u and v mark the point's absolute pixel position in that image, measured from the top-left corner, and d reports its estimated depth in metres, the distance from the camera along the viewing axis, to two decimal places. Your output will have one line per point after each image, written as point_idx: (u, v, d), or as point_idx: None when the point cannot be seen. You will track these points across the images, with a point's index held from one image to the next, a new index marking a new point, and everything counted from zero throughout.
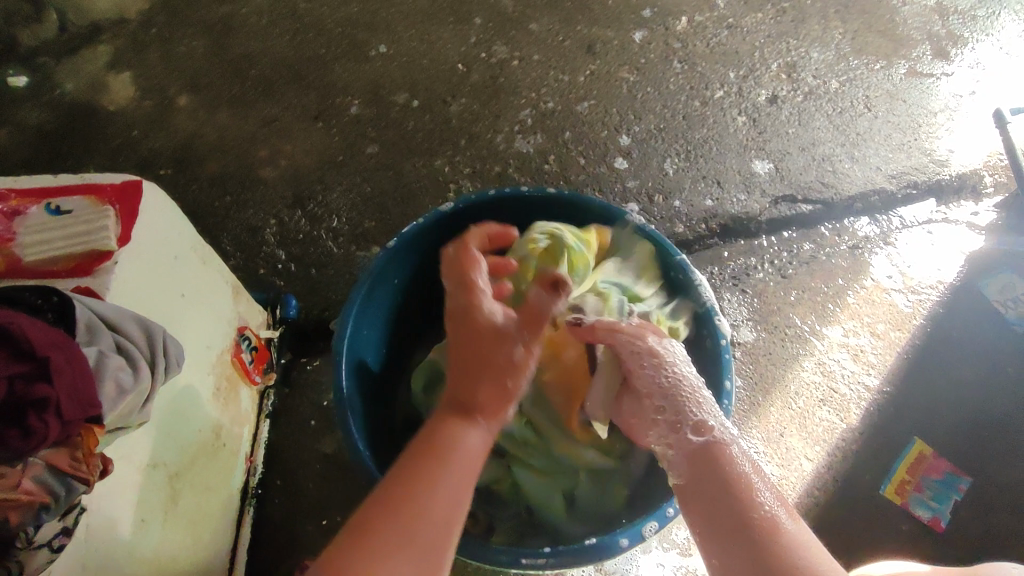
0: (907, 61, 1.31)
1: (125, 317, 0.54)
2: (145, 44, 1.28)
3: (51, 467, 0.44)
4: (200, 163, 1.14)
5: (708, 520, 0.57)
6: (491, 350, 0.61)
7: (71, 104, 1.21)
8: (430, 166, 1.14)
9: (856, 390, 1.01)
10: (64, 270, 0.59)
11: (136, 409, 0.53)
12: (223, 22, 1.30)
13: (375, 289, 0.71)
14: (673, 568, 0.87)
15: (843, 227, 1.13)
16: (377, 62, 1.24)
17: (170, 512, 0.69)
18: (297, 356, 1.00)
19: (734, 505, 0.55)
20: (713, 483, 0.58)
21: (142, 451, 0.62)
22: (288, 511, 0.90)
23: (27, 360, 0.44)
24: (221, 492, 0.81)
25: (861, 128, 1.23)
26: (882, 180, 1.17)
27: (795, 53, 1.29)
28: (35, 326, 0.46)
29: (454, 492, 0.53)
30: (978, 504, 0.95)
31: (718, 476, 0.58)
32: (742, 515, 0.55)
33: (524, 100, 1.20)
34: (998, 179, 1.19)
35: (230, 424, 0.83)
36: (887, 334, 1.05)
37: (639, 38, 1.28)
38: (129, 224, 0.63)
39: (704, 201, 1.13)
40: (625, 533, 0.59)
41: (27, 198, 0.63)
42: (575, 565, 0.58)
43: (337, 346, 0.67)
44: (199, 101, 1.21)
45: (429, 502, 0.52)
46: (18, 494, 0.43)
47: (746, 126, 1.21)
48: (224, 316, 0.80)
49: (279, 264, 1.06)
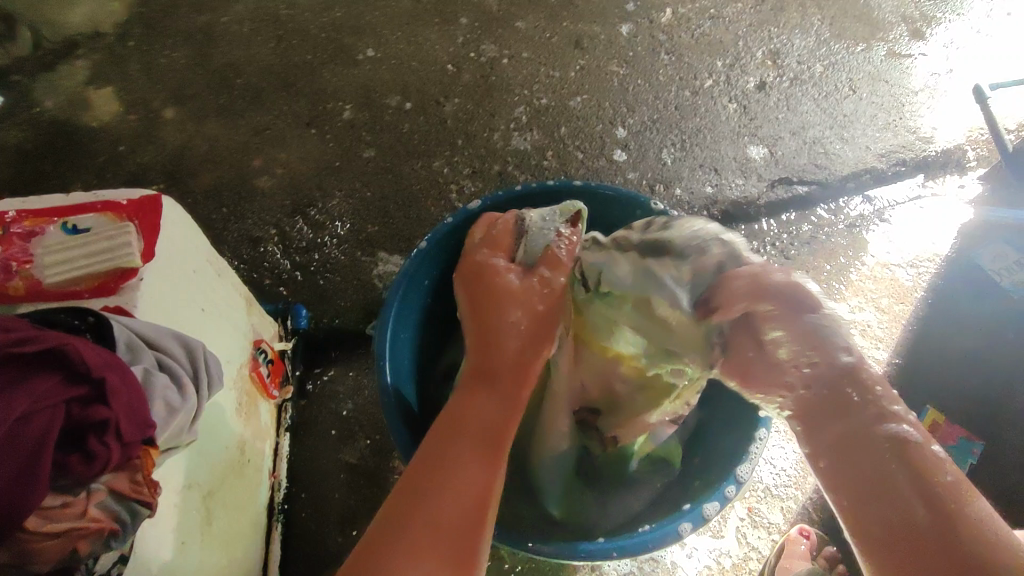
0: (885, 44, 1.34)
1: (165, 336, 0.54)
2: (124, 58, 1.24)
3: (115, 491, 0.45)
4: (192, 177, 1.12)
5: (884, 512, 0.48)
6: (490, 305, 0.59)
7: (50, 122, 1.17)
8: (429, 168, 1.13)
9: (866, 364, 1.03)
10: (87, 291, 0.57)
11: (186, 428, 0.52)
12: (204, 32, 1.26)
13: (410, 291, 0.71)
14: (708, 551, 0.88)
15: (838, 207, 1.16)
16: (366, 65, 1.22)
17: (205, 534, 0.66)
18: (311, 367, 0.98)
19: (915, 485, 0.47)
20: (900, 475, 0.48)
21: (177, 474, 0.60)
22: (316, 526, 0.89)
23: (83, 382, 0.44)
24: (249, 510, 0.79)
25: (847, 110, 1.25)
26: (872, 159, 1.20)
27: (778, 40, 1.32)
28: (89, 347, 0.45)
29: (446, 484, 0.48)
30: (992, 467, 0.97)
31: (890, 497, 0.48)
32: (924, 503, 0.46)
33: (518, 97, 1.20)
34: (979, 153, 1.23)
35: (253, 440, 0.81)
36: (891, 307, 1.08)
37: (625, 32, 1.29)
38: (152, 239, 0.60)
39: (703, 188, 1.15)
40: (687, 518, 0.59)
41: (40, 217, 0.60)
42: (640, 553, 0.58)
43: (379, 350, 0.66)
44: (186, 113, 1.18)
45: (439, 467, 0.49)
46: (87, 522, 0.43)
47: (738, 113, 1.23)
48: (241, 330, 0.78)
49: (285, 275, 1.04)
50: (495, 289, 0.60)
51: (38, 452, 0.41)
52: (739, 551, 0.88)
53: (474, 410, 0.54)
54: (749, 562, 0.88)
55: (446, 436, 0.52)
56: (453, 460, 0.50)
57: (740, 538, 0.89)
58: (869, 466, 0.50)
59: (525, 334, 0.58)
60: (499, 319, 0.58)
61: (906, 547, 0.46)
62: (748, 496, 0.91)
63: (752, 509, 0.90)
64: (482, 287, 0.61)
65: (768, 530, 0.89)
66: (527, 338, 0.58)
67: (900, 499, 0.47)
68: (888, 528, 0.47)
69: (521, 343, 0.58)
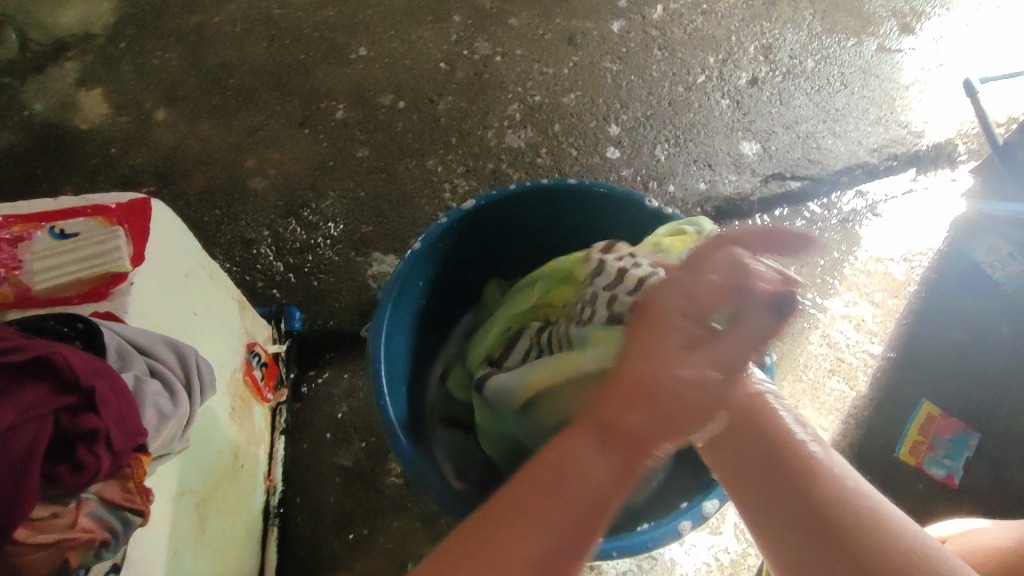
0: (877, 38, 1.34)
1: (155, 341, 0.53)
2: (113, 58, 1.23)
3: (105, 501, 0.44)
4: (184, 178, 1.11)
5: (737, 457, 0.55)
6: (633, 365, 0.49)
7: (39, 124, 1.16)
8: (422, 167, 1.12)
9: (862, 358, 1.03)
10: (76, 296, 0.57)
11: (178, 435, 0.52)
12: (194, 32, 1.25)
13: (404, 292, 0.70)
14: (706, 548, 0.88)
15: (831, 201, 1.16)
16: (358, 64, 1.21)
17: (199, 540, 0.66)
18: (305, 369, 0.97)
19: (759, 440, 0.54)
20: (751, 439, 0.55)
21: (170, 481, 0.59)
22: (312, 530, 0.88)
23: (71, 391, 0.43)
24: (244, 515, 0.79)
25: (840, 105, 1.26)
26: (865, 153, 1.20)
27: (770, 35, 1.31)
28: (77, 355, 0.45)
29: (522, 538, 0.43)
30: (987, 460, 0.98)
31: (759, 449, 0.54)
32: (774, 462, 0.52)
33: (510, 95, 1.19)
34: (970, 146, 1.23)
35: (247, 444, 0.80)
36: (886, 301, 1.08)
37: (618, 28, 1.29)
38: (141, 244, 0.60)
39: (697, 184, 1.14)
40: (686, 516, 0.59)
41: (28, 222, 0.59)
42: (639, 552, 0.58)
43: (374, 352, 0.66)
44: (177, 114, 1.17)
45: (514, 496, 0.45)
46: (78, 533, 0.43)
47: (731, 109, 1.22)
48: (233, 334, 0.77)
49: (278, 277, 1.03)
50: (660, 347, 0.50)
51: (25, 463, 0.40)
52: (737, 547, 0.88)
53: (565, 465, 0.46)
54: (748, 558, 0.88)
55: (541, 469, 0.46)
56: (532, 505, 0.44)
57: (738, 534, 0.89)
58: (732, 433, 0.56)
59: (656, 409, 0.48)
60: (643, 377, 0.49)
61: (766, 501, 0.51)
62: None
63: None
64: (644, 328, 0.52)
65: None
66: (656, 411, 0.48)
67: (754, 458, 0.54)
68: (747, 487, 0.53)
69: (660, 415, 0.48)
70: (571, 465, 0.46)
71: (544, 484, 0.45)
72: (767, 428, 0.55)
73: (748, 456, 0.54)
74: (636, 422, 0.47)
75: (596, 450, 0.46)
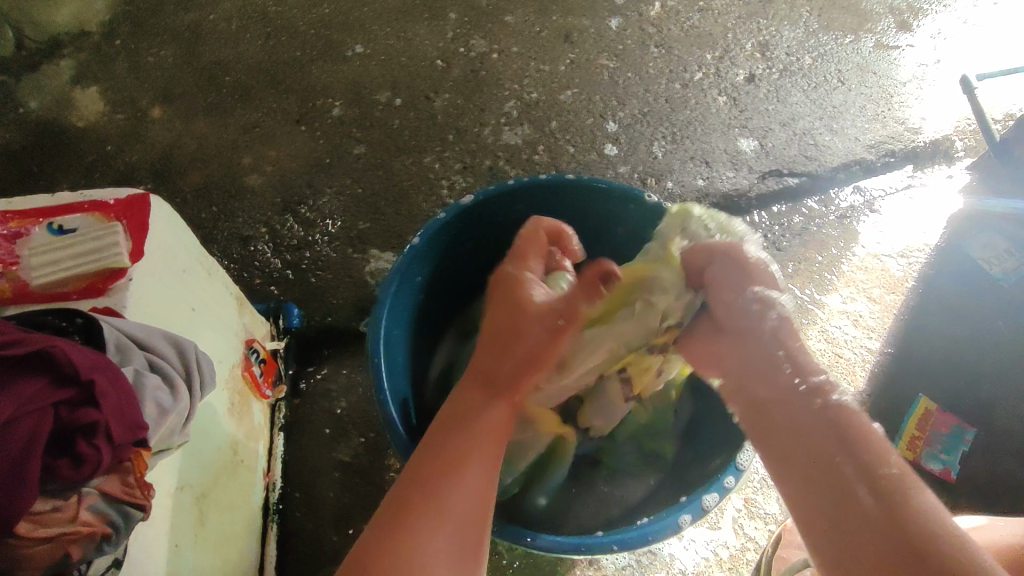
0: (873, 35, 1.35)
1: (154, 335, 0.53)
2: (109, 56, 1.22)
3: (106, 495, 0.44)
4: (180, 176, 1.10)
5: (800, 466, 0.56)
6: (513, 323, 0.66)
7: (35, 122, 1.15)
8: (420, 164, 1.12)
9: (859, 353, 1.04)
10: (74, 292, 0.56)
11: (178, 429, 0.52)
12: (190, 29, 1.25)
13: (403, 287, 0.70)
14: (705, 543, 0.88)
15: (828, 198, 1.16)
16: (355, 62, 1.21)
17: (199, 535, 0.66)
18: (303, 366, 0.97)
19: (844, 450, 0.54)
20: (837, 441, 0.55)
21: (169, 476, 0.59)
22: (312, 526, 0.88)
23: (71, 385, 0.43)
24: (244, 511, 0.79)
25: (837, 102, 1.26)
26: (862, 150, 1.21)
27: (767, 32, 1.32)
28: (77, 349, 0.45)
29: (455, 498, 0.54)
30: (984, 454, 0.98)
31: (836, 448, 0.55)
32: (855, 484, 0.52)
33: (508, 92, 1.19)
34: (967, 143, 1.24)
35: (246, 440, 0.80)
36: (883, 297, 1.09)
37: (615, 25, 1.29)
38: (140, 239, 0.60)
39: (695, 181, 1.15)
40: (686, 509, 0.59)
41: (26, 217, 0.59)
42: (640, 545, 0.58)
43: (373, 348, 0.66)
44: (173, 111, 1.16)
45: (438, 463, 0.56)
46: (78, 527, 0.43)
47: (728, 106, 1.23)
48: (231, 330, 0.77)
49: (276, 274, 1.03)
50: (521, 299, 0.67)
51: (24, 456, 0.40)
52: (736, 542, 0.89)
53: (464, 431, 0.59)
54: (746, 553, 0.88)
55: (455, 434, 0.59)
56: (452, 459, 0.57)
57: (736, 529, 0.89)
58: (814, 432, 0.56)
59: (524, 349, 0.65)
60: (514, 312, 0.66)
61: (833, 508, 0.52)
62: (744, 487, 0.91)
63: (748, 500, 0.90)
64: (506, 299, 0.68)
65: (764, 521, 0.90)
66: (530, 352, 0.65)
67: (820, 463, 0.55)
68: (814, 492, 0.54)
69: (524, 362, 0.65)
70: (473, 422, 0.60)
71: (454, 448, 0.58)
72: (846, 434, 0.55)
73: (822, 456, 0.55)
74: (500, 361, 0.65)
75: (488, 401, 0.62)
